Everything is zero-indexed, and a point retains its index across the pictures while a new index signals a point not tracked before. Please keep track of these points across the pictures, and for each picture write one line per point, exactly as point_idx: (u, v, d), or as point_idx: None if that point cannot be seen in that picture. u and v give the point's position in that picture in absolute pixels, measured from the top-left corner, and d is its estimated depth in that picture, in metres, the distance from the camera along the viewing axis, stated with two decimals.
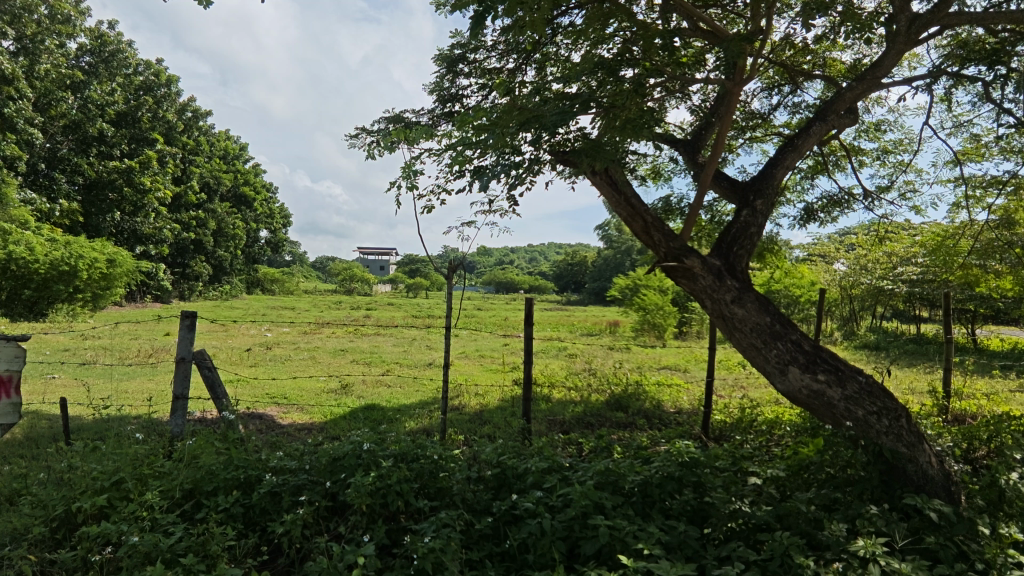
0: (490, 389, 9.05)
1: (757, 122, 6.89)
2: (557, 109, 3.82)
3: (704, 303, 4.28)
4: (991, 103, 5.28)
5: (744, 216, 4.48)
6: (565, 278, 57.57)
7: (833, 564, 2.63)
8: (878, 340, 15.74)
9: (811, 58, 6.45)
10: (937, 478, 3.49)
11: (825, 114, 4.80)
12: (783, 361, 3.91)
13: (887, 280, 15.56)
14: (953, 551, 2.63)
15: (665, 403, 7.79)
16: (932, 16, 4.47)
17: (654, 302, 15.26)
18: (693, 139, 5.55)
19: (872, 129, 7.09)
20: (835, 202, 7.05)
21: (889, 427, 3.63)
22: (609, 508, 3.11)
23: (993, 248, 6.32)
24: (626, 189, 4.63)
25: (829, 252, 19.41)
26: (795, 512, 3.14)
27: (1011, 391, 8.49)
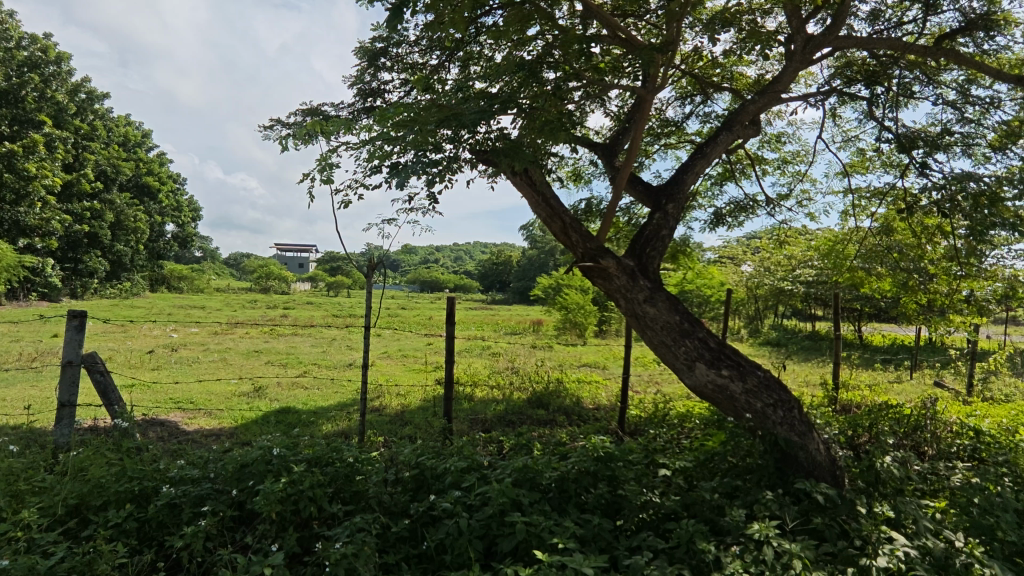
0: (412, 390, 8.94)
1: (671, 129, 7.20)
2: (477, 108, 3.82)
3: (618, 302, 4.42)
4: (873, 121, 5.82)
5: (656, 219, 4.67)
6: (490, 277, 57.78)
7: (732, 548, 2.80)
8: (779, 337, 16.97)
9: (720, 71, 6.85)
10: (825, 463, 3.75)
11: (731, 124, 5.09)
12: (690, 358, 4.11)
13: (787, 282, 16.80)
14: (836, 530, 2.86)
15: (585, 400, 8.00)
16: (824, 38, 4.88)
17: (576, 301, 15.64)
18: (610, 143, 5.72)
19: (774, 140, 7.61)
20: (741, 208, 7.52)
21: (784, 417, 3.88)
22: (526, 505, 3.16)
23: (875, 253, 6.97)
24: (546, 190, 4.70)
25: (738, 254, 20.64)
26: (700, 501, 3.32)
27: (889, 383, 9.40)
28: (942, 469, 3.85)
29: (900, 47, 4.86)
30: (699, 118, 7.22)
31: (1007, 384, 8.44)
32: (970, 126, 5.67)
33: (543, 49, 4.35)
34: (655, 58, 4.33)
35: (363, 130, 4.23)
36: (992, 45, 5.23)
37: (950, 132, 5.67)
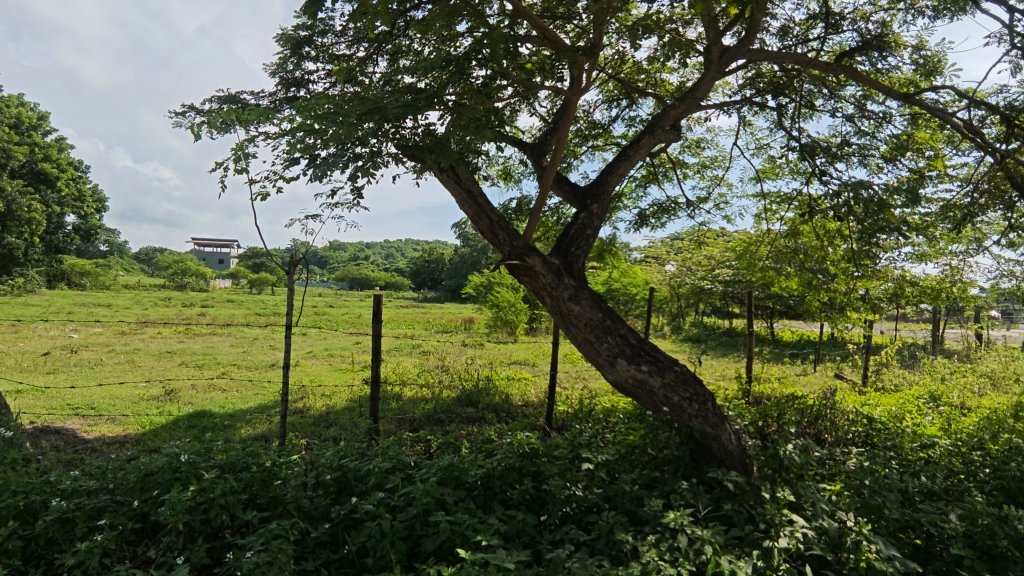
0: (337, 390, 8.68)
1: (598, 132, 7.38)
2: (401, 102, 3.76)
3: (544, 300, 4.48)
4: (782, 130, 6.20)
5: (581, 219, 4.77)
6: (421, 275, 57.11)
7: (649, 537, 2.90)
8: (699, 334, 17.80)
9: (645, 77, 7.09)
10: (735, 452, 3.97)
11: (653, 128, 5.26)
12: (612, 354, 4.23)
13: (706, 281, 17.65)
14: (744, 515, 3.03)
15: (514, 397, 8.05)
16: (738, 50, 5.16)
17: (507, 299, 15.74)
18: (538, 143, 5.77)
19: (694, 145, 7.96)
20: (663, 210, 7.81)
21: (699, 410, 4.07)
22: (450, 504, 3.14)
23: (784, 254, 7.44)
24: (473, 187, 4.68)
25: (662, 255, 21.48)
26: (621, 493, 3.42)
27: (796, 376, 10.07)
28: (838, 455, 4.15)
29: (805, 62, 5.21)
30: (625, 121, 7.43)
31: (896, 375, 9.25)
32: (865, 138, 6.16)
33: (469, 45, 4.34)
34: (579, 59, 4.43)
35: (283, 120, 4.04)
36: (884, 64, 5.70)
37: (849, 144, 6.13)
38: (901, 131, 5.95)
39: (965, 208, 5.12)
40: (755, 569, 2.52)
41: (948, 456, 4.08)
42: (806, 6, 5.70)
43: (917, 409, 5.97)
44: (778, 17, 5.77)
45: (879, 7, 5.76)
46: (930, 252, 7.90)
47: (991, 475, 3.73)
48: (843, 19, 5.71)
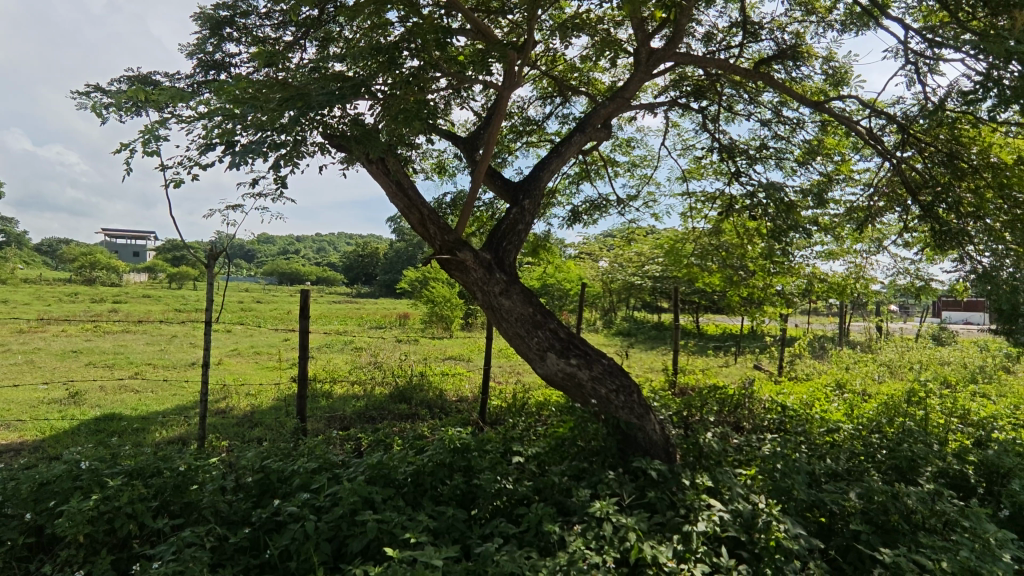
0: (263, 389, 8.33)
1: (532, 128, 7.44)
2: (324, 89, 3.63)
3: (474, 294, 4.47)
4: (707, 132, 6.46)
5: (513, 213, 4.78)
6: (354, 270, 55.74)
7: (576, 526, 2.96)
8: (630, 328, 18.35)
9: (578, 75, 7.21)
10: (659, 441, 4.10)
11: (584, 126, 5.34)
12: (542, 348, 4.28)
13: (637, 276, 18.19)
14: (666, 501, 3.15)
15: (448, 393, 8.00)
16: (664, 53, 5.34)
17: (442, 294, 15.63)
18: (471, 137, 5.74)
19: (624, 144, 8.17)
20: (595, 207, 7.97)
21: (625, 401, 4.18)
22: (378, 502, 3.08)
23: (708, 251, 7.77)
24: (404, 180, 4.58)
25: (595, 251, 21.96)
26: (550, 485, 3.47)
27: (719, 367, 10.57)
28: (754, 441, 4.39)
29: (727, 68, 5.44)
30: (559, 119, 7.53)
31: (808, 365, 9.88)
32: (781, 142, 6.52)
33: (399, 35, 4.24)
34: (510, 54, 4.42)
35: (199, 103, 3.81)
36: (798, 73, 6.05)
37: (767, 147, 6.48)
38: (812, 137, 6.35)
39: (866, 210, 5.52)
40: (676, 553, 2.62)
41: (851, 439, 4.40)
42: (729, 14, 5.96)
43: (825, 396, 6.41)
44: (703, 24, 5.99)
45: (794, 18, 6.10)
46: (838, 250, 8.48)
47: (886, 456, 4.05)
48: (761, 28, 6.01)
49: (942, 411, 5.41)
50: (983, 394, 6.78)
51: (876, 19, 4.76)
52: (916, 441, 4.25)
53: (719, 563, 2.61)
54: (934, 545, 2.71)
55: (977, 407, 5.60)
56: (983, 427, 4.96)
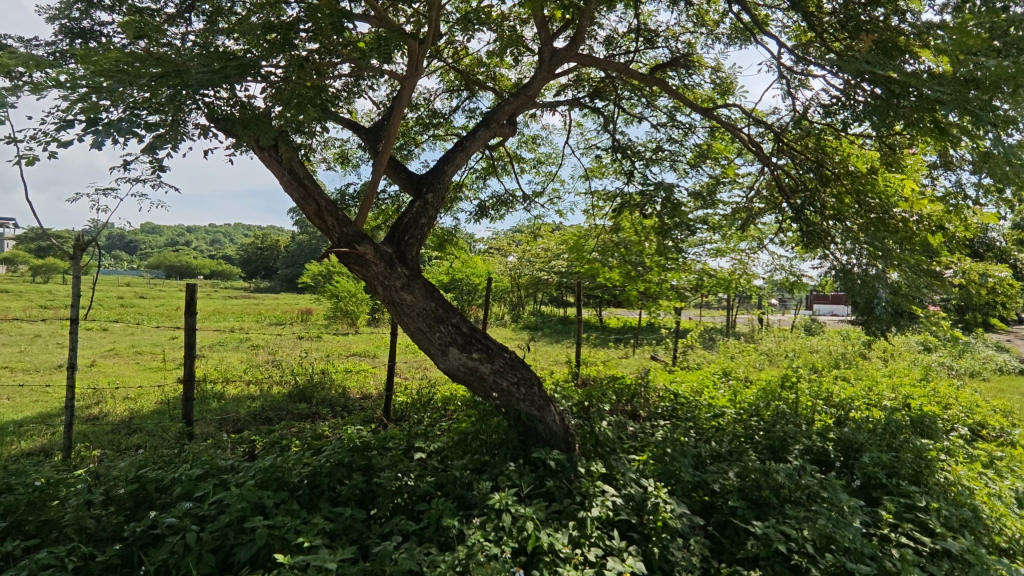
0: (144, 392, 7.67)
1: (439, 121, 7.36)
2: (204, 67, 3.36)
3: (375, 288, 4.34)
4: (607, 133, 6.71)
5: (416, 207, 4.71)
6: (252, 263, 52.63)
7: (476, 519, 2.98)
8: (537, 322, 18.73)
9: (484, 70, 7.24)
10: (559, 432, 4.19)
11: (489, 121, 5.35)
12: (444, 343, 4.24)
13: (543, 271, 18.59)
14: (564, 490, 3.23)
15: (351, 391, 7.75)
16: (566, 53, 5.48)
17: (347, 288, 15.17)
18: (374, 128, 5.58)
19: (530, 142, 8.30)
20: (502, 202, 8.04)
21: (526, 394, 4.25)
22: (270, 507, 2.93)
23: (609, 248, 8.08)
24: (299, 169, 4.35)
25: (504, 246, 22.17)
26: (452, 479, 3.47)
27: (620, 359, 11.05)
28: (647, 428, 4.63)
29: (625, 71, 5.68)
30: (465, 113, 7.50)
31: (698, 355, 10.58)
32: (675, 146, 6.90)
33: (292, 15, 4.02)
34: (413, 45, 4.33)
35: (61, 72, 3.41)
36: (690, 81, 6.43)
37: (662, 149, 6.83)
38: (703, 141, 6.77)
39: (748, 212, 5.99)
40: (571, 539, 2.72)
41: (733, 423, 4.76)
42: (628, 20, 6.22)
43: (713, 384, 6.87)
44: (604, 27, 6.21)
45: (686, 29, 6.47)
46: (725, 248, 9.13)
47: (762, 437, 4.42)
48: (657, 36, 6.32)
49: (811, 394, 5.99)
50: (844, 377, 7.58)
51: (756, 35, 5.15)
52: (788, 422, 4.69)
53: (611, 546, 2.73)
54: (798, 516, 3.00)
55: (838, 390, 6.24)
56: (843, 408, 5.54)
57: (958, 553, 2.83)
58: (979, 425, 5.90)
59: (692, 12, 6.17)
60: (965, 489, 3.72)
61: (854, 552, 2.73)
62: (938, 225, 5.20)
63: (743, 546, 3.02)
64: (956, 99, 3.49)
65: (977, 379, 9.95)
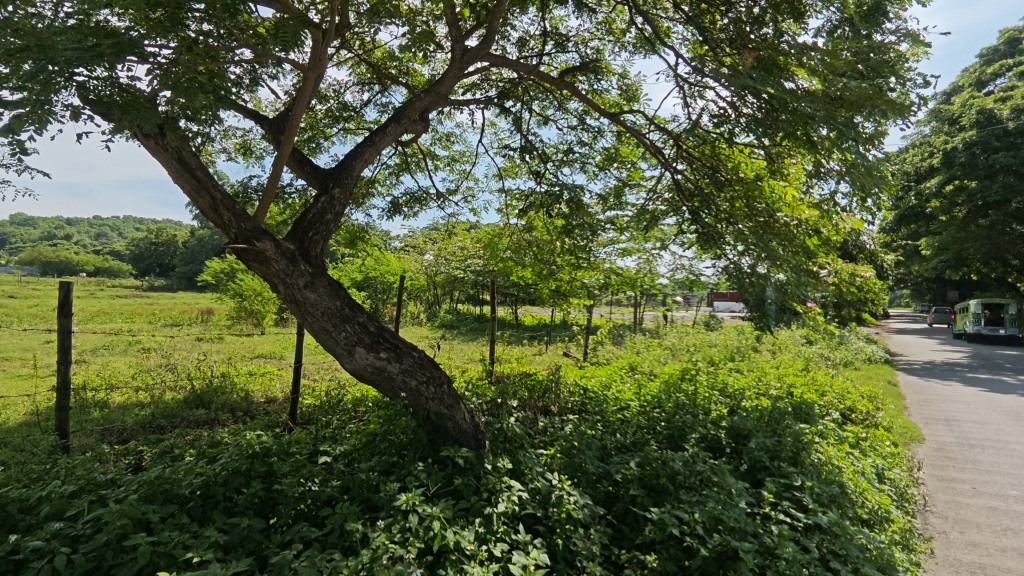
0: (13, 402, 6.89)
1: (350, 114, 7.15)
2: (73, 42, 3.05)
3: (276, 287, 4.14)
4: (520, 134, 6.80)
5: (320, 203, 4.54)
6: (145, 259, 48.63)
7: (382, 521, 2.92)
8: (452, 321, 18.69)
9: (397, 65, 7.12)
10: (469, 429, 4.19)
11: (400, 117, 5.25)
12: (350, 342, 4.11)
13: (459, 270, 18.57)
14: (471, 487, 3.24)
15: (255, 394, 7.35)
16: (476, 53, 5.50)
17: (251, 287, 14.40)
18: (277, 118, 5.32)
19: (444, 139, 8.25)
20: (415, 199, 7.93)
21: (435, 393, 4.20)
22: (155, 523, 2.72)
23: (522, 247, 8.20)
24: (190, 159, 4.06)
25: (420, 245, 21.91)
26: (358, 483, 3.38)
27: (533, 356, 11.25)
28: (556, 424, 4.75)
29: (535, 73, 5.77)
30: (377, 107, 7.33)
31: (607, 351, 10.98)
32: (585, 148, 7.11)
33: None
34: (316, 33, 4.17)
35: None
36: (598, 86, 6.64)
37: (573, 152, 7.02)
38: (611, 145, 7.04)
39: (653, 214, 6.30)
40: (477, 535, 2.74)
41: (637, 414, 4.99)
42: (539, 23, 6.33)
43: (620, 379, 7.16)
44: (517, 29, 6.30)
45: (595, 36, 6.68)
46: (632, 248, 9.55)
47: (663, 427, 4.67)
48: (568, 41, 6.49)
49: (708, 385, 6.40)
50: (737, 369, 8.15)
51: (656, 46, 5.42)
52: (687, 413, 4.99)
53: (517, 540, 2.79)
54: (690, 501, 3.20)
55: (732, 381, 6.71)
56: (735, 398, 5.96)
57: (826, 526, 3.13)
58: (849, 410, 6.55)
59: (600, 19, 6.38)
60: (835, 467, 4.12)
61: (738, 531, 2.96)
62: (815, 229, 5.70)
63: (641, 532, 3.18)
64: (826, 115, 3.86)
65: (850, 369, 11.05)
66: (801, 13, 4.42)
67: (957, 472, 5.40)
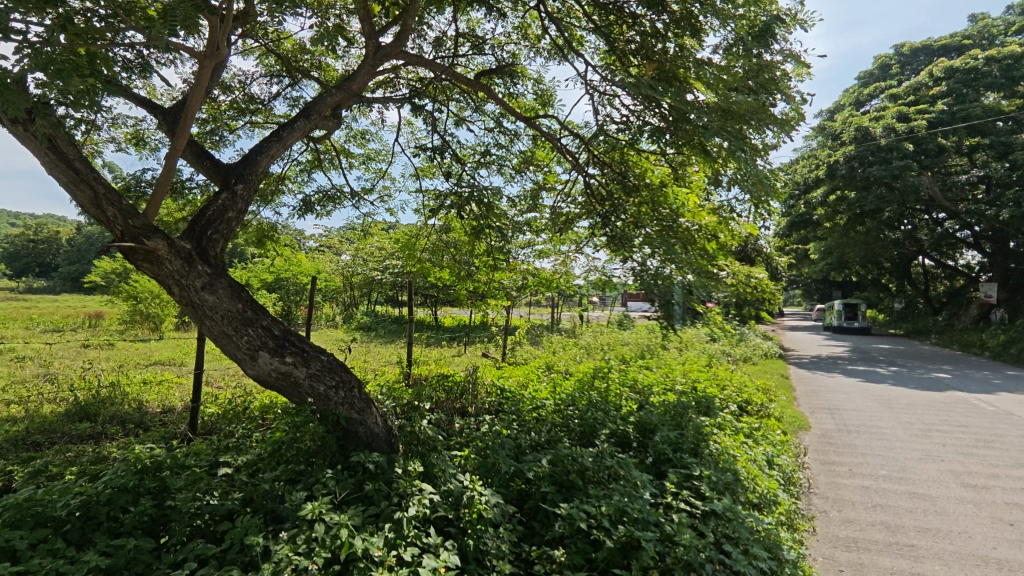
0: None
1: (257, 107, 6.81)
2: None
3: (170, 289, 3.85)
4: (437, 134, 6.76)
5: (222, 200, 4.28)
6: (19, 258, 43.80)
7: (286, 533, 2.81)
8: (369, 322, 18.26)
9: (308, 58, 6.87)
10: (381, 433, 4.11)
11: (309, 112, 5.05)
12: (253, 347, 3.88)
13: (377, 271, 18.17)
14: (382, 493, 3.17)
15: (150, 404, 6.79)
16: (390, 51, 5.40)
17: (148, 288, 13.38)
18: (172, 109, 4.97)
19: (359, 136, 8.04)
20: (329, 198, 7.66)
21: (345, 397, 4.07)
22: (23, 551, 2.46)
23: (440, 248, 8.16)
24: (67, 148, 3.70)
25: (334, 245, 21.14)
26: (261, 493, 3.22)
27: (452, 358, 11.21)
28: (472, 425, 4.76)
29: (450, 74, 5.74)
30: (287, 101, 7.04)
31: (525, 351, 11.13)
32: (502, 151, 7.17)
33: None
34: (214, 20, 3.93)
35: None
36: (514, 90, 6.72)
37: (490, 153, 7.06)
38: (527, 149, 7.15)
39: (567, 217, 6.47)
40: (387, 541, 2.70)
41: (552, 412, 5.08)
42: (455, 24, 6.33)
43: (536, 378, 7.28)
44: (433, 29, 6.26)
45: (511, 40, 6.76)
46: (548, 250, 9.75)
47: (576, 424, 4.80)
48: (484, 44, 6.53)
49: (619, 382, 6.64)
50: (647, 367, 8.53)
51: (568, 54, 5.57)
52: (600, 410, 5.16)
53: (427, 544, 2.77)
54: (597, 495, 3.31)
55: (642, 378, 7.01)
56: (644, 394, 6.23)
57: (721, 511, 3.35)
58: (746, 402, 7.03)
59: (516, 24, 6.47)
60: (730, 456, 4.40)
61: (641, 521, 3.10)
62: (713, 234, 6.11)
63: (550, 528, 3.25)
64: (719, 127, 4.15)
65: (748, 364, 11.87)
66: (699, 30, 4.68)
67: (837, 455, 5.94)
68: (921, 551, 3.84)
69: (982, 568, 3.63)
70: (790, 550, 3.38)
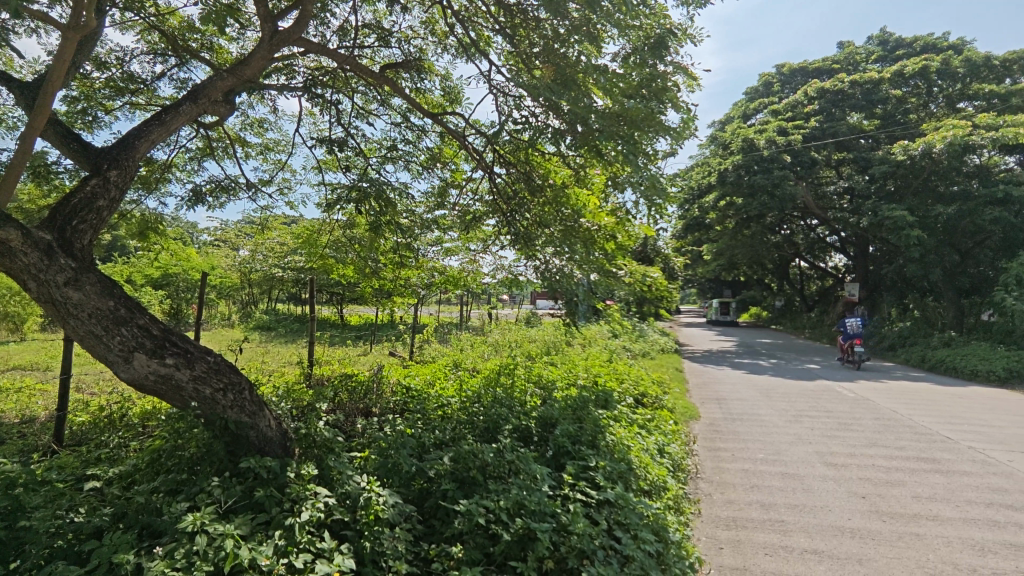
0: None
1: (138, 87, 6.24)
2: None
3: (25, 284, 3.44)
4: (339, 125, 6.54)
5: (91, 186, 3.90)
6: None
7: (162, 547, 2.62)
8: (268, 321, 17.34)
9: (198, 37, 6.42)
10: (274, 437, 3.92)
11: (196, 96, 4.70)
12: (126, 348, 3.56)
13: (276, 267, 17.27)
14: (274, 499, 3.02)
15: (6, 415, 6.03)
16: (287, 36, 5.12)
17: (7, 284, 11.76)
18: (32, 83, 4.45)
19: (256, 125, 7.60)
20: (222, 188, 7.18)
21: (234, 400, 3.83)
22: None
23: (344, 244, 7.89)
24: None
25: (230, 239, 19.84)
26: (135, 507, 2.98)
27: (358, 357, 10.91)
28: (374, 426, 4.64)
29: (352, 64, 5.56)
30: (174, 82, 6.53)
31: (433, 349, 11.05)
32: (408, 146, 7.07)
33: None
34: None
35: None
36: (420, 84, 6.64)
37: (397, 148, 6.93)
38: (434, 145, 7.09)
39: (473, 214, 6.48)
40: (277, 549, 2.58)
41: (457, 409, 5.06)
42: (359, 13, 6.15)
43: (443, 376, 7.26)
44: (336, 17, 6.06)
45: (418, 34, 6.68)
46: (455, 248, 9.72)
47: (480, 421, 4.83)
48: (390, 37, 6.39)
49: (525, 378, 6.77)
50: (552, 363, 8.75)
51: (473, 52, 5.59)
52: (504, 406, 5.21)
53: (321, 549, 2.68)
54: (497, 489, 3.36)
55: (547, 374, 7.18)
56: (548, 389, 6.39)
57: (613, 500, 3.51)
58: (642, 395, 7.39)
59: (423, 18, 6.39)
60: (624, 446, 4.61)
61: (538, 512, 3.19)
62: (612, 235, 6.31)
63: (450, 525, 3.26)
64: (611, 132, 4.36)
65: (646, 358, 12.51)
66: (597, 37, 4.84)
67: (722, 442, 6.40)
68: (789, 525, 4.24)
69: (839, 537, 4.06)
70: (675, 532, 3.61)
